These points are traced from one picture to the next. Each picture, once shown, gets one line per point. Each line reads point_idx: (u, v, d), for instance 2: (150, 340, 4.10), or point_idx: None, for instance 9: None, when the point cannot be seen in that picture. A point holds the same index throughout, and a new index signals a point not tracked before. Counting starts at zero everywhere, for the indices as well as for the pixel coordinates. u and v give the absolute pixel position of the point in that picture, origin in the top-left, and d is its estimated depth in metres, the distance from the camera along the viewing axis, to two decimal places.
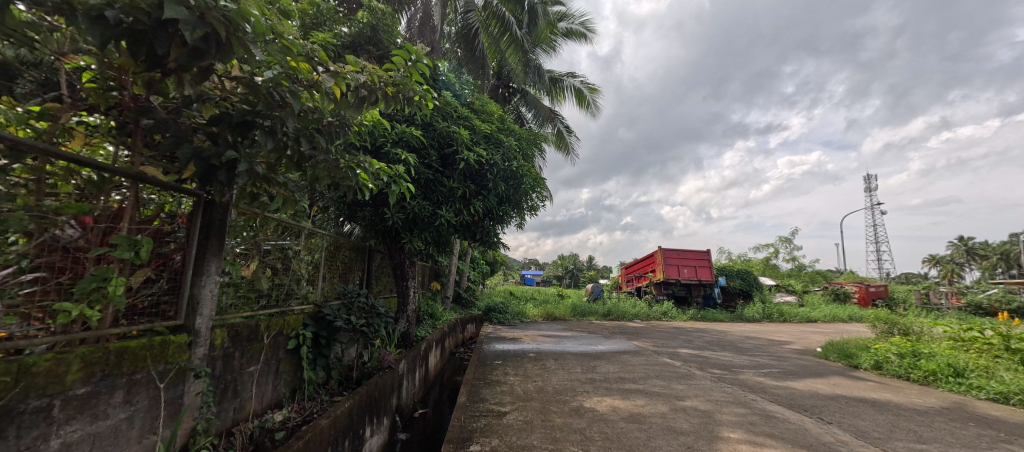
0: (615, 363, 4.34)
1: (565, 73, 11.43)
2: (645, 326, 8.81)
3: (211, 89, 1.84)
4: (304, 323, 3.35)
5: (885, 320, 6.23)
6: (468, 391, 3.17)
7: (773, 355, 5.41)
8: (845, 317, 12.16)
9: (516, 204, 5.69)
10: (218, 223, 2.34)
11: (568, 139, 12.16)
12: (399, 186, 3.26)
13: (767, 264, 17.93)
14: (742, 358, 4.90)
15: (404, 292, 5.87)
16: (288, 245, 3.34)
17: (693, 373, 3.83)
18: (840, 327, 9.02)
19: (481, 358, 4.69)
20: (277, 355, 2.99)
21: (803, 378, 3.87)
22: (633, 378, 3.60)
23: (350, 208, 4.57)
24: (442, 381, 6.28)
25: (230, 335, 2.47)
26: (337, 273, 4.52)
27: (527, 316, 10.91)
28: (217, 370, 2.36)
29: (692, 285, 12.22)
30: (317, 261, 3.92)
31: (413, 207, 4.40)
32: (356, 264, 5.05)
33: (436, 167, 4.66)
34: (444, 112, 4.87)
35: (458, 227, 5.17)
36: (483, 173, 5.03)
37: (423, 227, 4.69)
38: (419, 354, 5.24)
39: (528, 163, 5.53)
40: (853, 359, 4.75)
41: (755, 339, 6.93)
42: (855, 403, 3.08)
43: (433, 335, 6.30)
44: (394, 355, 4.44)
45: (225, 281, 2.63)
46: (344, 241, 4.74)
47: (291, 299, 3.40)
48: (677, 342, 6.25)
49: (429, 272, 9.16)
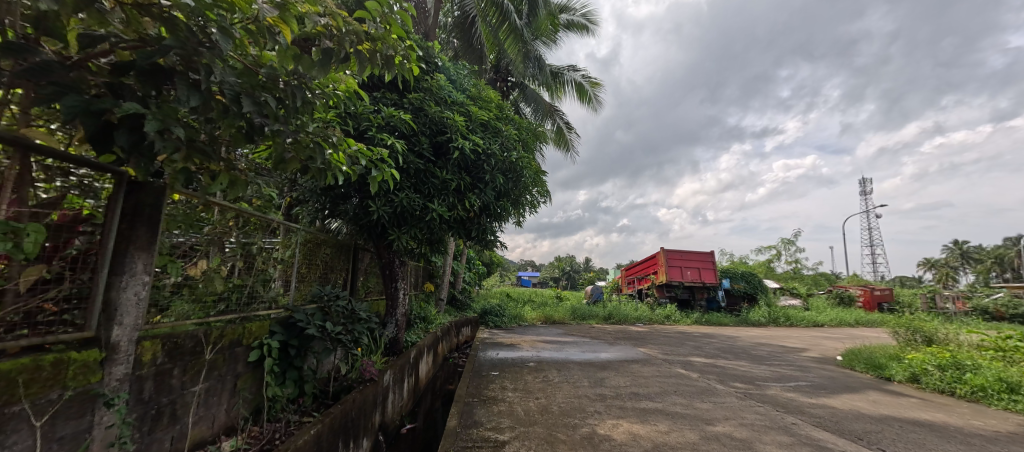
0: (625, 374, 3.89)
1: (565, 67, 11.04)
2: (649, 330, 8.39)
3: (116, 29, 1.40)
4: (270, 330, 2.90)
5: (909, 327, 5.85)
6: (460, 412, 2.72)
7: (793, 364, 4.99)
8: (852, 322, 11.83)
9: (514, 200, 5.26)
10: (149, 209, 1.87)
11: (568, 136, 11.76)
12: (383, 173, 2.81)
13: (768, 266, 17.61)
14: (762, 368, 4.47)
15: (393, 294, 5.40)
16: (253, 241, 2.89)
17: (715, 388, 3.40)
18: (851, 332, 8.63)
19: (476, 368, 4.23)
20: (234, 370, 2.53)
21: (838, 394, 3.45)
22: (649, 394, 3.15)
23: (330, 201, 4.11)
24: (434, 390, 5.83)
25: (167, 348, 2.02)
26: (315, 273, 4.05)
27: (524, 320, 10.45)
28: (146, 393, 1.91)
29: (696, 288, 11.83)
30: (290, 259, 3.47)
31: (402, 199, 3.95)
32: (338, 263, 4.59)
33: (427, 156, 4.22)
34: (437, 95, 4.42)
35: (452, 224, 4.72)
36: (480, 164, 4.60)
37: (413, 223, 4.24)
38: (408, 362, 4.79)
39: (529, 155, 5.11)
40: (884, 370, 4.34)
41: (768, 346, 6.52)
42: (910, 427, 2.66)
43: (424, 340, 5.84)
44: (378, 365, 3.98)
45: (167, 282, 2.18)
46: (324, 238, 4.28)
47: (256, 303, 2.94)
48: (687, 349, 5.82)
49: (422, 273, 8.68)
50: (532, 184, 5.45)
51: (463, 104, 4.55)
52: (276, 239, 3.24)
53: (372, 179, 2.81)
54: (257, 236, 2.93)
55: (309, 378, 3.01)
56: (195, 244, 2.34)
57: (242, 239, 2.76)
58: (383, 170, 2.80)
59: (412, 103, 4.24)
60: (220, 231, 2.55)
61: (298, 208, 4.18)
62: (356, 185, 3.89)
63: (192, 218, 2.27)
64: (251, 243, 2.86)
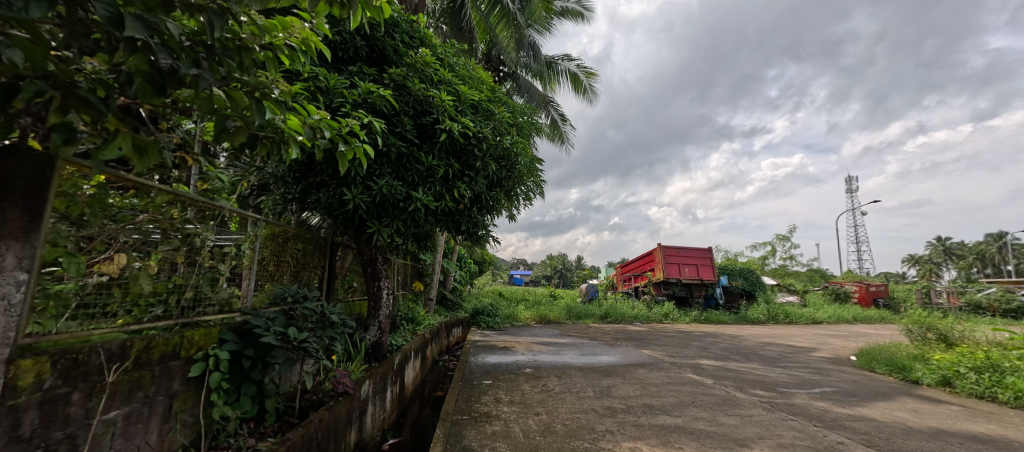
0: (633, 381, 3.49)
1: (559, 57, 10.62)
2: (648, 330, 8.01)
3: None
4: (220, 337, 2.45)
5: (925, 324, 5.54)
6: (447, 434, 2.29)
7: (810, 366, 4.63)
8: (850, 318, 11.65)
9: (508, 190, 4.83)
10: (25, 185, 1.44)
11: (562, 129, 11.34)
12: (354, 149, 2.38)
13: (764, 262, 17.42)
14: (779, 372, 4.10)
15: (375, 294, 4.94)
16: (195, 233, 2.42)
17: (737, 397, 3.01)
18: (855, 330, 8.36)
19: (466, 376, 3.80)
20: (167, 388, 2.09)
21: (872, 403, 3.07)
22: (665, 407, 2.75)
23: (298, 189, 3.63)
24: (422, 396, 5.40)
25: (63, 368, 1.58)
26: (279, 272, 3.58)
27: (518, 320, 10.01)
28: (26, 427, 1.47)
29: (693, 285, 11.51)
30: (248, 255, 2.99)
31: (381, 187, 3.50)
32: (311, 260, 4.11)
33: (412, 139, 3.78)
34: (422, 72, 3.95)
35: (440, 216, 4.27)
36: (469, 149, 4.17)
37: (395, 214, 3.78)
38: (392, 369, 4.34)
39: (524, 139, 4.67)
40: (910, 372, 4.00)
41: (776, 346, 6.17)
42: (971, 445, 2.29)
43: (411, 343, 5.39)
44: (356, 374, 3.53)
45: (85, 284, 1.77)
46: (293, 232, 3.81)
47: (202, 306, 2.49)
48: (693, 351, 5.44)
49: (410, 272, 8.20)
50: (527, 173, 5.01)
51: (450, 82, 4.10)
52: (229, 232, 2.77)
53: (340, 157, 2.37)
54: (202, 225, 2.46)
55: (270, 393, 2.57)
56: (108, 234, 1.89)
57: (180, 229, 2.31)
58: (355, 147, 2.37)
59: (393, 80, 3.78)
60: (146, 217, 2.08)
61: (261, 199, 3.69)
62: (329, 170, 3.43)
63: (105, 199, 1.82)
64: (194, 234, 2.40)
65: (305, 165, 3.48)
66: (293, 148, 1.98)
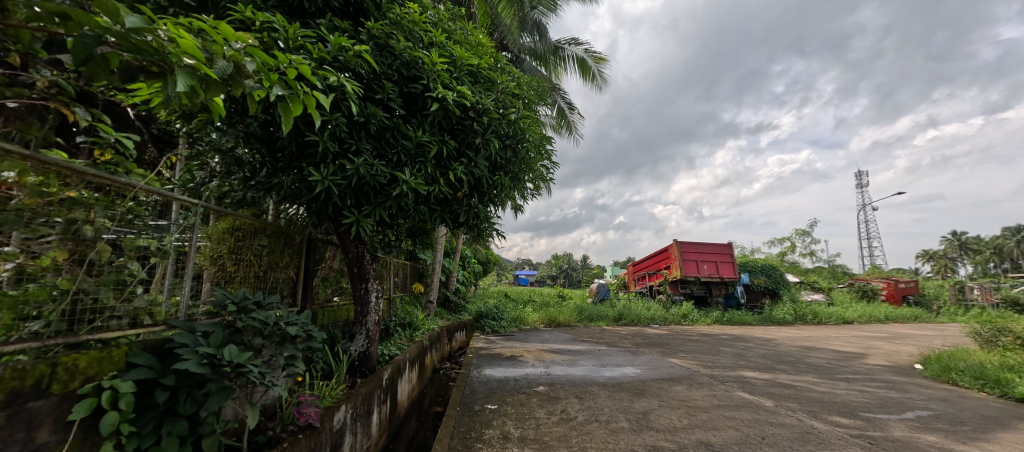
0: (674, 405, 2.77)
1: (565, 40, 9.87)
2: (670, 334, 7.27)
3: None
4: (128, 362, 1.82)
5: (1000, 327, 4.78)
6: None
7: (876, 378, 3.90)
8: (881, 317, 10.88)
9: (514, 175, 4.15)
10: None
11: (570, 117, 10.60)
12: (302, 100, 1.75)
13: (783, 258, 16.56)
14: (846, 389, 3.39)
15: (362, 298, 4.28)
16: (90, 224, 1.78)
17: (817, 430, 2.31)
18: (899, 332, 7.58)
19: (468, 396, 3.13)
20: (23, 439, 1.48)
21: (993, 434, 2.37)
22: (729, 448, 2.05)
23: (258, 174, 2.98)
24: (419, 413, 4.74)
25: None
26: (232, 275, 2.93)
27: (526, 323, 9.28)
28: None
29: (713, 283, 10.74)
30: (183, 252, 2.32)
31: (358, 166, 2.82)
32: (281, 257, 3.46)
33: (397, 109, 3.13)
34: (410, 28, 3.27)
35: (434, 205, 3.60)
36: (467, 123, 3.51)
37: (378, 201, 3.11)
38: (380, 386, 3.67)
39: (532, 112, 3.98)
40: (1009, 387, 3.28)
41: (820, 352, 5.44)
42: None
43: (405, 353, 4.72)
44: (331, 399, 2.87)
45: None
46: (256, 224, 3.15)
47: (102, 319, 1.85)
48: (730, 359, 4.70)
49: (407, 272, 7.52)
50: (536, 155, 4.33)
51: (442, 45, 3.45)
52: (162, 224, 2.14)
53: (284, 111, 1.73)
54: (116, 210, 1.87)
55: (205, 432, 1.92)
56: None
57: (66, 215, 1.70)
58: (305, 98, 1.74)
59: (373, 37, 3.10)
60: (2, 194, 1.50)
61: (212, 186, 3.01)
62: (294, 147, 2.78)
63: None
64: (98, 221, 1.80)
65: (263, 140, 2.81)
66: (186, 80, 1.31)
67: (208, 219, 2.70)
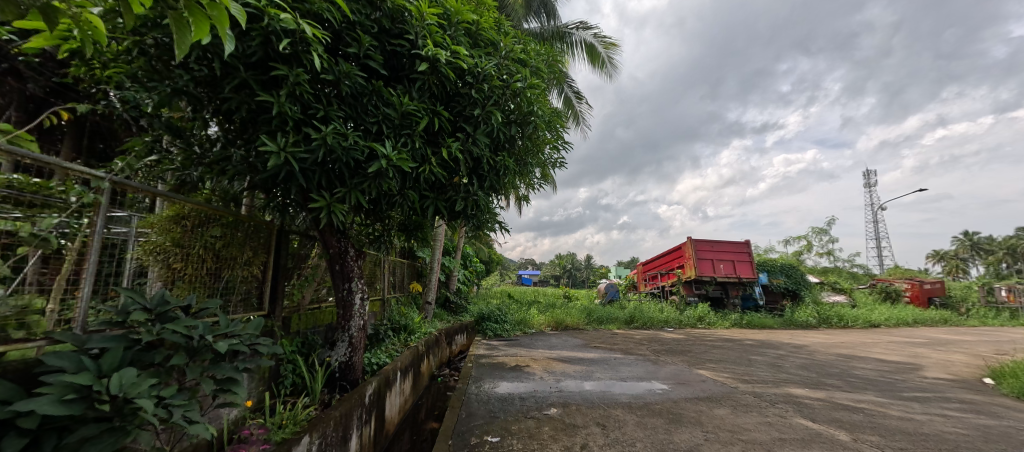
0: (726, 440, 2.17)
1: (573, 24, 9.22)
2: (691, 339, 6.66)
3: None
4: None
5: None
6: None
7: (953, 398, 3.27)
8: (909, 320, 10.22)
9: (518, 157, 3.57)
10: None
11: (578, 108, 9.96)
12: (211, 14, 1.19)
13: (800, 258, 15.85)
14: (927, 414, 2.77)
15: (344, 300, 3.70)
16: (25, 218, 1.59)
17: None
18: (940, 339, 6.94)
19: (463, 422, 2.54)
20: None
21: None
22: None
23: (210, 150, 2.47)
24: (413, 429, 4.16)
25: None
26: (176, 272, 2.41)
27: (532, 326, 8.66)
28: None
29: (730, 284, 10.10)
30: (83, 242, 1.75)
31: (324, 134, 2.25)
32: (242, 251, 2.89)
33: (377, 70, 2.56)
34: None
35: (425, 190, 3.04)
36: (463, 91, 2.94)
37: (353, 182, 2.53)
38: (361, 404, 3.09)
39: (542, 83, 3.39)
40: None
41: (868, 362, 4.80)
42: None
43: (396, 362, 4.14)
44: (291, 430, 2.28)
45: None
46: (210, 211, 2.60)
47: None
48: (769, 372, 4.08)
49: (403, 271, 6.94)
50: (545, 135, 3.75)
51: None
52: (68, 203, 1.71)
53: (177, 26, 1.16)
54: (59, 198, 1.69)
55: None
56: None
57: (16, 207, 1.58)
58: (208, 7, 1.17)
59: None
60: None
61: (149, 163, 2.48)
62: (245, 113, 2.23)
63: None
64: (42, 210, 1.65)
65: (207, 105, 2.26)
66: None
67: (142, 204, 2.20)
